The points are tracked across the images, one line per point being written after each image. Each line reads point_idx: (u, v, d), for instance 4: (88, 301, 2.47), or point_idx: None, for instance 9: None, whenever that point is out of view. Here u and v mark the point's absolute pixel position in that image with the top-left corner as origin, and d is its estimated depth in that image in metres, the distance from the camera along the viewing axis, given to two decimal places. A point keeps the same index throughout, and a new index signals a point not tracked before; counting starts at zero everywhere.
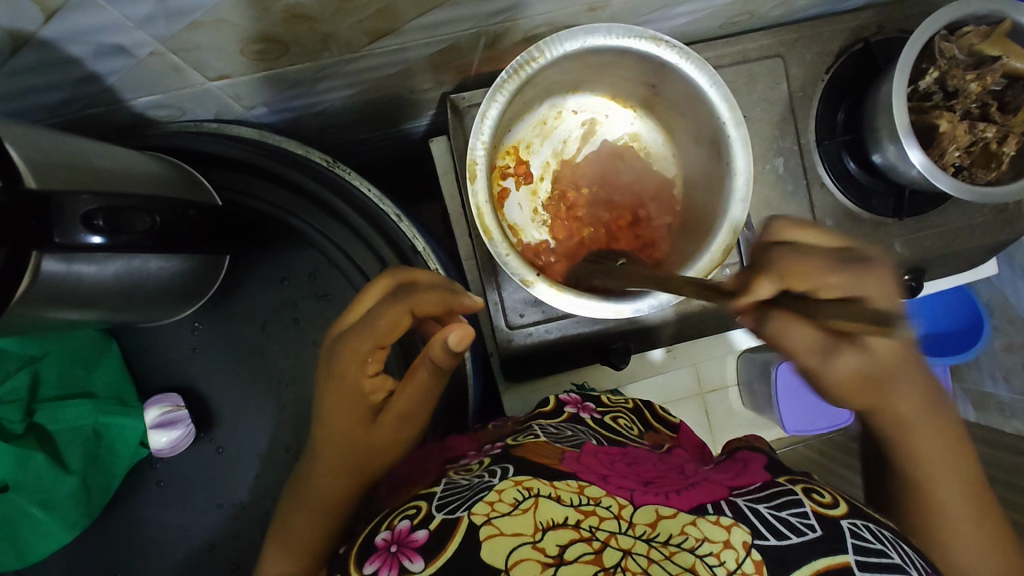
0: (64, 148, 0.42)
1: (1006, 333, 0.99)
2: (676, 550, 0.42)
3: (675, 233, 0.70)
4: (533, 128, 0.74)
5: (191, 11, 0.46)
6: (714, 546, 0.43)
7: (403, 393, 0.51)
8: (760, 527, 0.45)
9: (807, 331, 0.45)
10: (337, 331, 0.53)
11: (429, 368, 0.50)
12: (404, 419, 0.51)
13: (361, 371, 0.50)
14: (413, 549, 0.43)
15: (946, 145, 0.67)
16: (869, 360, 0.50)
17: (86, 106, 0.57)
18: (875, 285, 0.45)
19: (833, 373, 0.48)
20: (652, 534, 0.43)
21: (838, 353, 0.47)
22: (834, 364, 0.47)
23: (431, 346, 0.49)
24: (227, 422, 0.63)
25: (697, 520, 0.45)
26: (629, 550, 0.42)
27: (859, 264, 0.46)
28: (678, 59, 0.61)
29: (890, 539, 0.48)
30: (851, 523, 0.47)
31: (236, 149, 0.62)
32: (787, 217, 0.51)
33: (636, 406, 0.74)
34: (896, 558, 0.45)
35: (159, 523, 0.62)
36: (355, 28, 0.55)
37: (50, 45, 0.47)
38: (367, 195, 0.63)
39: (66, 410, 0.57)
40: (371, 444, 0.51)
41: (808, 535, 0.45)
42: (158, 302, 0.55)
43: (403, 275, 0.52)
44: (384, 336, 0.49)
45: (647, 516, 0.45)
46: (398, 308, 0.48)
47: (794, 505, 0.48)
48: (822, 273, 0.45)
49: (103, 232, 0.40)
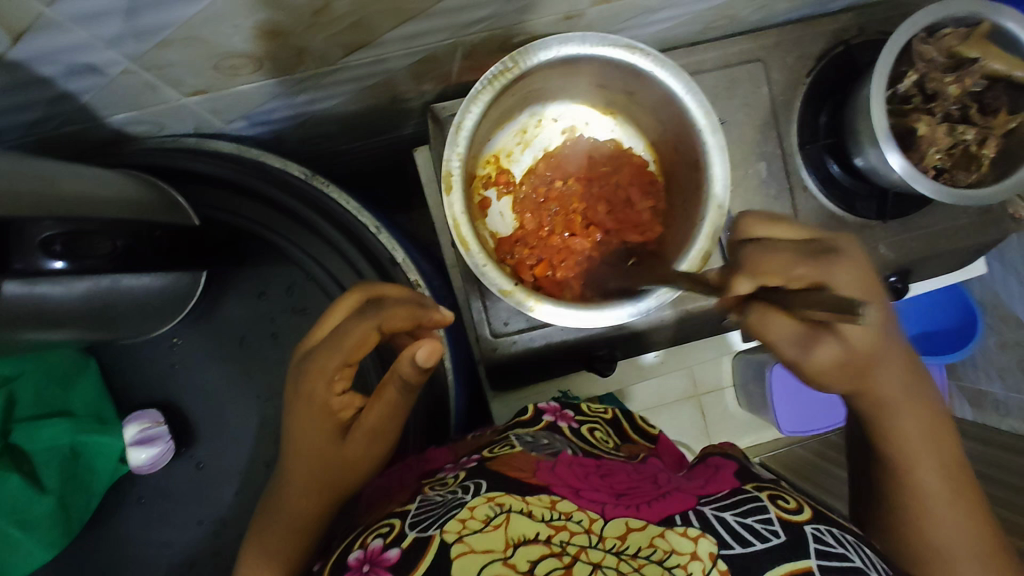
0: (30, 173, 0.42)
1: (999, 332, 0.99)
2: (645, 563, 0.43)
3: (661, 235, 0.69)
4: (512, 137, 0.74)
5: (159, 30, 0.47)
6: (681, 558, 0.43)
7: (373, 407, 0.52)
8: (727, 537, 0.45)
9: (785, 323, 0.46)
10: (305, 348, 0.53)
11: (398, 385, 0.51)
12: (374, 434, 0.52)
13: (329, 389, 0.51)
14: (385, 568, 0.44)
15: (926, 147, 0.67)
16: (870, 363, 0.49)
17: (62, 124, 0.58)
18: (848, 272, 0.47)
19: (811, 364, 0.48)
20: (621, 547, 0.44)
21: (818, 343, 0.47)
22: (814, 355, 0.47)
23: (400, 362, 0.50)
24: (207, 438, 0.63)
25: (665, 532, 0.45)
26: (598, 564, 0.42)
27: (828, 256, 0.48)
28: (653, 67, 0.61)
29: (853, 542, 0.48)
30: (814, 529, 0.47)
31: (213, 164, 0.62)
32: (754, 214, 0.53)
33: (614, 417, 0.74)
34: (859, 561, 0.46)
35: (140, 540, 0.62)
36: (329, 42, 0.55)
37: (21, 67, 0.47)
38: (345, 208, 0.63)
39: (43, 430, 0.57)
40: (345, 458, 0.52)
41: (773, 542, 0.45)
42: (134, 319, 0.55)
43: (372, 290, 0.52)
44: (350, 353, 0.49)
45: (617, 530, 0.45)
46: (364, 325, 0.49)
47: (760, 511, 0.48)
48: (790, 263, 0.45)
49: (62, 256, 0.40)
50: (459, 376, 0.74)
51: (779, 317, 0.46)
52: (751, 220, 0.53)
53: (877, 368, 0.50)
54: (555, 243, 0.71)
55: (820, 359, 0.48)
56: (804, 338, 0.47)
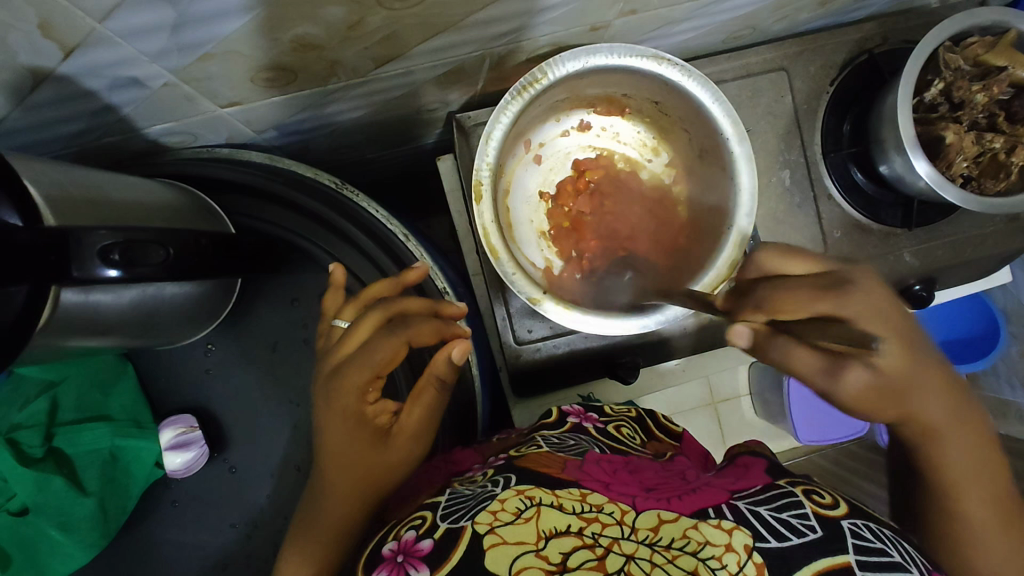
0: (78, 182, 0.43)
1: (1023, 340, 0.98)
2: (679, 554, 0.43)
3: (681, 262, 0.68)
4: (543, 174, 0.75)
5: (202, 45, 0.48)
6: (715, 550, 0.43)
7: (412, 410, 0.55)
8: (762, 530, 0.45)
9: (808, 357, 0.48)
10: (330, 366, 0.54)
11: (436, 386, 0.55)
12: (416, 436, 0.55)
13: (362, 399, 0.52)
14: (418, 558, 0.44)
15: (953, 156, 0.66)
16: (912, 389, 0.49)
17: (102, 134, 0.59)
18: (859, 304, 0.47)
19: (843, 394, 0.48)
20: (654, 539, 0.44)
21: (844, 370, 0.47)
22: (843, 382, 0.47)
23: (435, 362, 0.54)
24: (238, 443, 0.64)
25: (699, 524, 0.45)
26: (631, 556, 0.42)
27: (841, 290, 0.47)
28: (680, 77, 0.62)
29: (889, 536, 0.48)
30: (850, 523, 0.47)
31: (250, 175, 0.63)
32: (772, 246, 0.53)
33: (639, 415, 0.75)
34: (897, 556, 0.45)
35: (173, 542, 0.63)
36: (363, 55, 0.56)
37: (68, 81, 0.49)
38: (374, 215, 0.64)
39: (83, 434, 0.59)
40: (387, 462, 0.54)
41: (809, 536, 0.45)
42: (173, 325, 0.56)
43: (392, 307, 0.54)
44: (381, 367, 0.52)
45: (649, 521, 0.46)
46: (393, 341, 0.52)
47: (793, 507, 0.48)
48: (806, 303, 0.46)
49: (119, 265, 0.41)
50: (484, 382, 0.75)
51: (799, 351, 0.48)
52: (769, 253, 0.53)
53: (908, 397, 0.49)
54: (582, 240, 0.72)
55: (851, 389, 0.48)
56: (826, 368, 0.47)
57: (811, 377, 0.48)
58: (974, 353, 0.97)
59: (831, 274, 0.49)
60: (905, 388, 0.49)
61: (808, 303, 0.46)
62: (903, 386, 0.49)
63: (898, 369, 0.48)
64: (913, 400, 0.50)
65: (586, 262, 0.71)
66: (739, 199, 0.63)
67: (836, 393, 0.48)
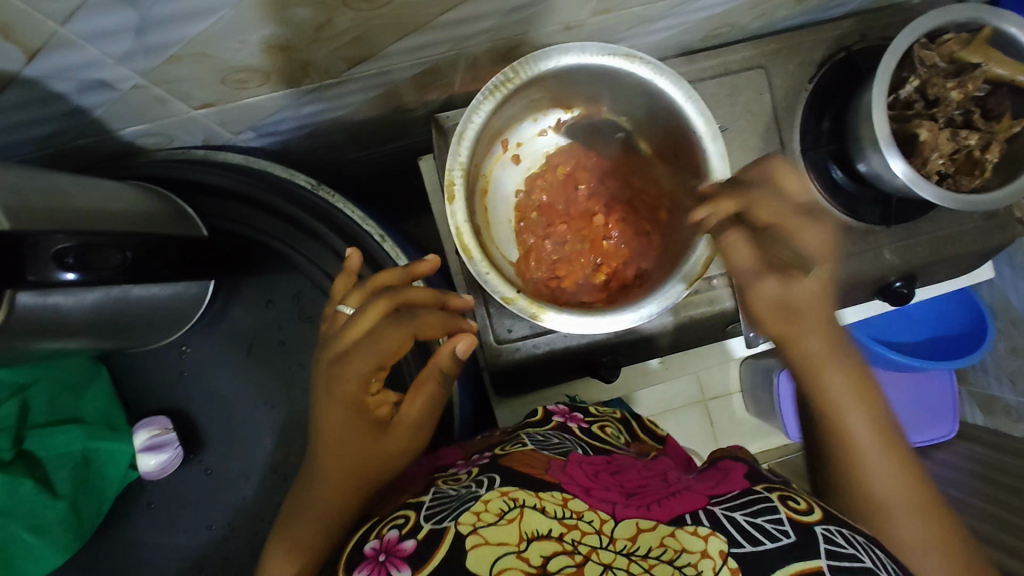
0: (39, 187, 0.43)
1: (1009, 335, 0.98)
2: (656, 563, 0.43)
3: (658, 261, 0.68)
4: (523, 173, 0.76)
5: (168, 47, 0.48)
6: (692, 556, 0.44)
7: (413, 400, 0.55)
8: (737, 535, 0.46)
9: (746, 253, 0.58)
10: (334, 353, 0.53)
11: (438, 378, 0.55)
12: (414, 428, 0.55)
13: (364, 388, 0.52)
14: (401, 558, 0.45)
15: (928, 153, 0.66)
16: (810, 317, 0.58)
17: (74, 137, 0.59)
18: (819, 237, 0.57)
19: (753, 296, 0.58)
20: (633, 548, 0.44)
21: (766, 279, 0.58)
22: (761, 288, 0.58)
23: (440, 355, 0.54)
24: (216, 445, 0.65)
25: (677, 531, 0.46)
26: (609, 565, 0.43)
27: (815, 218, 0.58)
28: (653, 75, 0.62)
29: (862, 543, 0.48)
30: (824, 529, 0.47)
31: (224, 177, 0.63)
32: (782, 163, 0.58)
33: (624, 417, 0.75)
34: (868, 562, 0.45)
35: (150, 544, 0.65)
36: (335, 55, 0.56)
37: (35, 83, 0.49)
38: (350, 216, 0.65)
39: (55, 437, 0.59)
40: (383, 453, 0.53)
41: (783, 541, 0.45)
42: (143, 327, 0.57)
43: (402, 295, 0.54)
44: (386, 356, 0.52)
45: (628, 531, 0.45)
46: (402, 331, 0.52)
47: (769, 511, 0.48)
48: (778, 211, 0.56)
49: (75, 268, 0.42)
50: (465, 383, 0.75)
51: (742, 245, 0.58)
52: (779, 166, 0.58)
53: (807, 326, 0.58)
54: (555, 236, 0.72)
55: (761, 293, 0.58)
56: (755, 271, 0.58)
57: (739, 271, 0.59)
58: (962, 348, 0.96)
59: (813, 206, 0.59)
60: (808, 311, 0.58)
61: (784, 211, 0.56)
62: (807, 313, 0.58)
63: (809, 299, 0.58)
64: (802, 334, 0.58)
65: (560, 261, 0.71)
66: (712, 200, 0.63)
67: (750, 289, 0.59)
